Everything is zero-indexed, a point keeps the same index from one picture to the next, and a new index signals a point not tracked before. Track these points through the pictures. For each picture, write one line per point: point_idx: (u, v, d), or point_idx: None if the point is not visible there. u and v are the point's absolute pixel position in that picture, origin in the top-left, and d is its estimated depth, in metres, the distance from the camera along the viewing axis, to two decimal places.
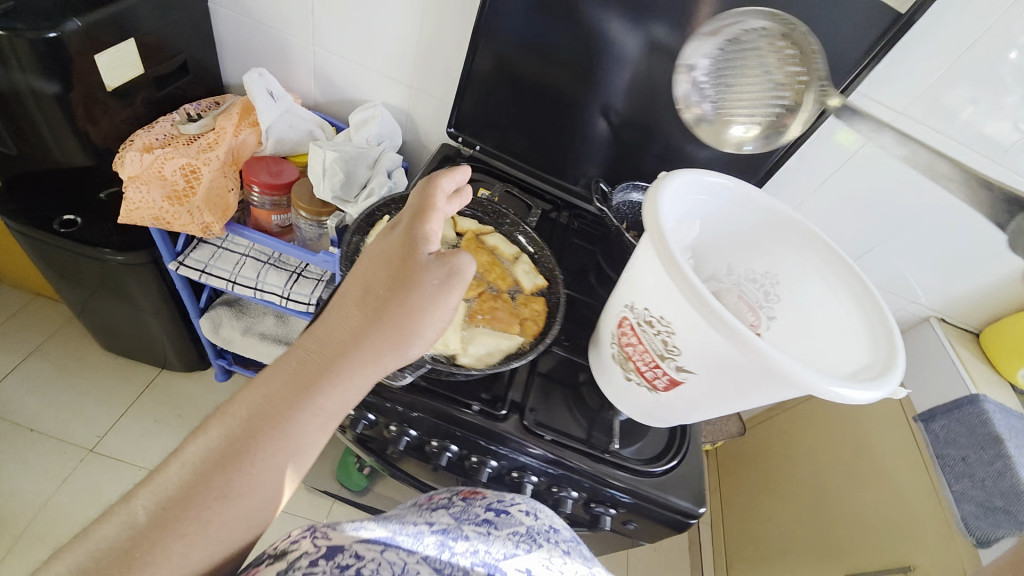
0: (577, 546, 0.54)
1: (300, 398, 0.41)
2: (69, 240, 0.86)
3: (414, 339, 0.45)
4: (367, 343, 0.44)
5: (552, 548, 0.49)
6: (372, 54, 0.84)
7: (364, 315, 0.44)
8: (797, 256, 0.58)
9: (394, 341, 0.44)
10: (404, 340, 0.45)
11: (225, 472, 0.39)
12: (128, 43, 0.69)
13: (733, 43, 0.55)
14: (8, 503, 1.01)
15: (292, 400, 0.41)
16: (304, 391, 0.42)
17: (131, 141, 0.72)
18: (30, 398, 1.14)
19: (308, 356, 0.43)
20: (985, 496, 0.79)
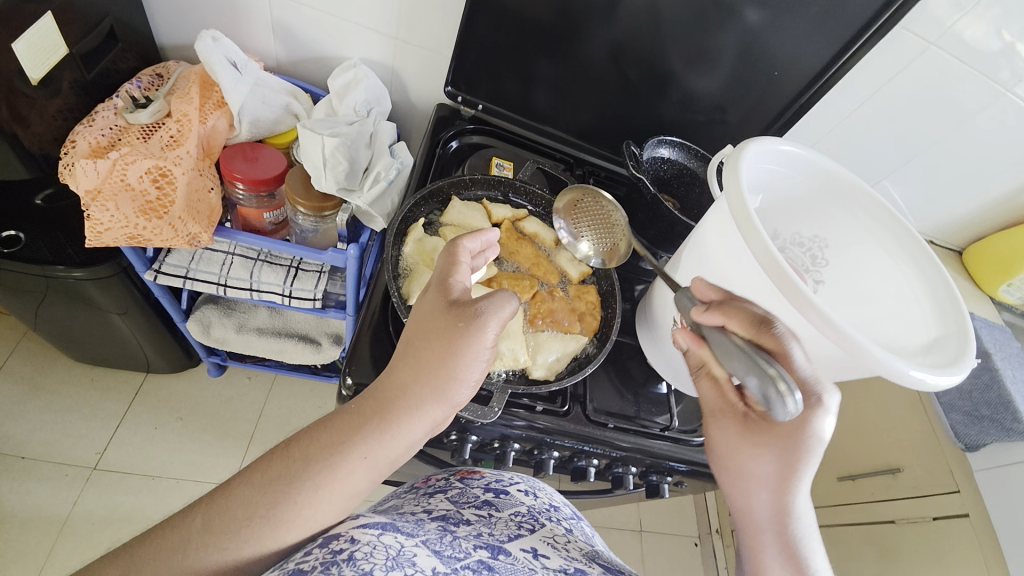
0: (576, 521, 0.55)
1: (359, 439, 0.41)
2: (13, 260, 0.73)
3: (456, 382, 0.44)
4: (413, 385, 0.43)
5: (555, 527, 0.50)
6: (346, 2, 0.70)
7: (409, 357, 0.44)
8: (853, 221, 0.57)
9: (438, 384, 0.43)
10: (447, 383, 0.43)
11: (280, 502, 0.39)
12: (46, 17, 0.53)
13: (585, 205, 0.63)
14: (21, 534, 0.96)
15: (345, 436, 0.41)
16: (358, 428, 0.42)
17: (70, 142, 0.59)
18: (7, 425, 1.04)
19: (371, 398, 0.44)
20: (972, 406, 0.81)
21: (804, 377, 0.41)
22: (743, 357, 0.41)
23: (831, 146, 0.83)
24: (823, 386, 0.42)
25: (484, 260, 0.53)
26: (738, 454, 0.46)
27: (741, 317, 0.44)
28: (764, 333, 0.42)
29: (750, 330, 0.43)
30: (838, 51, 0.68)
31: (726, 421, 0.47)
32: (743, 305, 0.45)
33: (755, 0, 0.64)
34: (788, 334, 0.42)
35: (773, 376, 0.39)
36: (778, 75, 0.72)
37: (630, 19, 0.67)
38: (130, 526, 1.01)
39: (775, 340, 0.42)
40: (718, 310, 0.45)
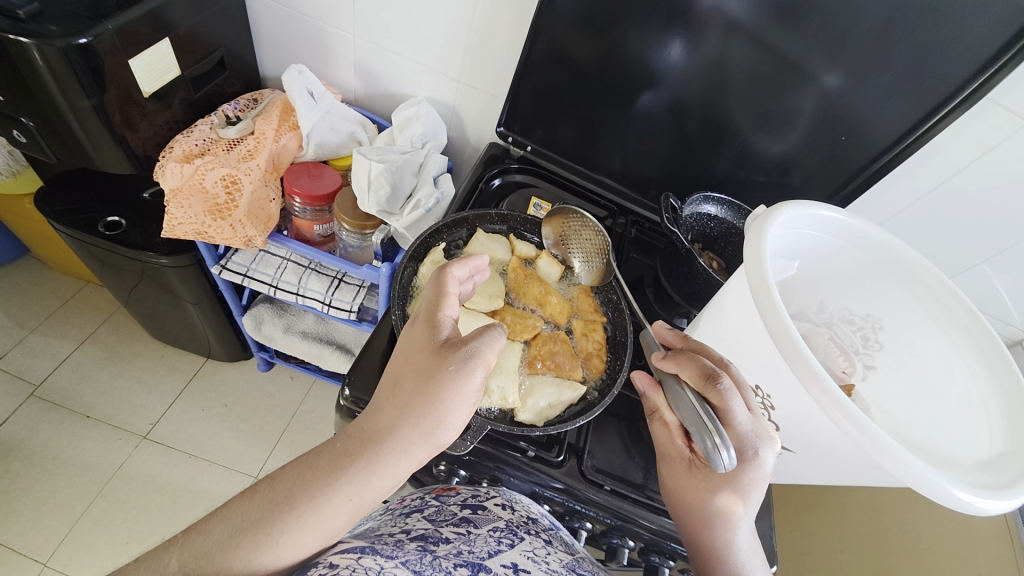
0: (555, 531, 0.53)
1: (341, 480, 0.41)
2: (114, 241, 0.86)
3: (444, 424, 0.43)
4: (400, 425, 0.43)
5: (534, 540, 0.48)
6: (415, 46, 0.77)
7: (398, 398, 0.44)
8: (913, 302, 0.50)
9: (425, 424, 0.43)
10: (435, 425, 0.43)
11: (258, 543, 0.38)
12: (162, 43, 0.65)
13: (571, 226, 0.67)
14: (71, 485, 1.06)
15: (326, 477, 0.41)
16: (340, 468, 0.41)
17: (169, 149, 0.69)
18: (86, 384, 1.18)
19: (353, 437, 0.43)
20: None
21: (742, 432, 0.40)
22: (690, 411, 0.41)
23: (910, 219, 0.74)
24: (762, 438, 0.41)
25: (472, 285, 0.54)
26: (685, 495, 0.47)
27: (692, 369, 0.43)
28: (710, 389, 0.41)
29: (699, 382, 0.42)
30: (917, 119, 0.63)
31: (675, 465, 0.49)
32: (697, 355, 0.43)
33: (820, 63, 0.61)
34: (734, 390, 0.41)
35: (712, 435, 0.39)
36: (847, 139, 0.67)
37: (680, 75, 0.67)
38: (160, 498, 1.09)
39: (719, 397, 0.40)
40: (672, 359, 0.45)
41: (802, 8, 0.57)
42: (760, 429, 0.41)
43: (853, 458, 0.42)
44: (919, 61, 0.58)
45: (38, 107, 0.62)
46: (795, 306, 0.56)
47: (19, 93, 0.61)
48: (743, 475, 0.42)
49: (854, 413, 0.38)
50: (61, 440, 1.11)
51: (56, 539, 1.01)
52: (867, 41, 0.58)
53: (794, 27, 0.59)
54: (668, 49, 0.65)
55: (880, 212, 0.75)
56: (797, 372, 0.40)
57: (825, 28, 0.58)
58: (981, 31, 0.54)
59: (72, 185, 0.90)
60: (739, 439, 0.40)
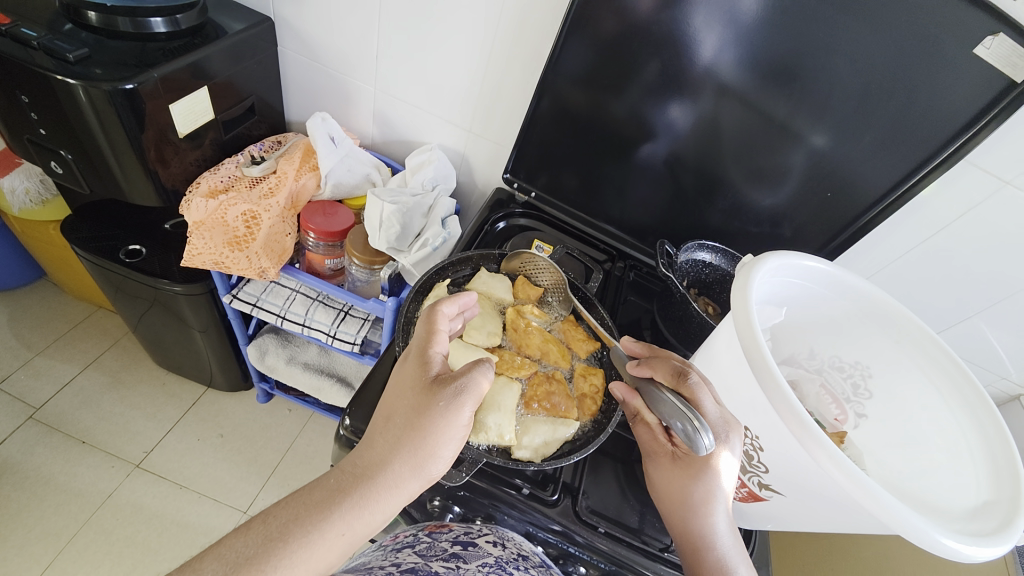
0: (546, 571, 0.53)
1: (333, 515, 0.42)
2: (133, 268, 0.89)
3: (434, 457, 0.45)
4: (392, 460, 0.44)
5: None
6: (431, 99, 0.84)
7: (391, 432, 0.45)
8: (899, 350, 0.51)
9: (415, 458, 0.44)
10: (426, 459, 0.45)
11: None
12: (200, 90, 0.71)
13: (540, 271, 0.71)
14: (58, 513, 1.04)
15: (318, 513, 0.41)
16: (332, 503, 0.42)
17: (196, 184, 0.74)
18: (85, 409, 1.18)
19: (345, 473, 0.45)
20: None
21: (713, 420, 0.44)
22: (666, 403, 0.46)
23: (900, 272, 0.77)
24: (731, 426, 0.45)
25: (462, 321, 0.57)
26: (672, 487, 0.49)
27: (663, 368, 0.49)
28: (682, 384, 0.46)
29: (672, 380, 0.48)
30: (900, 177, 0.67)
31: (659, 460, 0.51)
32: (666, 358, 0.50)
33: (805, 126, 0.66)
34: (702, 383, 0.46)
35: (690, 420, 0.43)
36: (834, 195, 0.71)
37: (675, 132, 0.73)
38: (146, 530, 1.06)
39: (690, 389, 0.46)
40: (645, 364, 0.51)
41: (790, 74, 0.63)
42: (729, 418, 0.45)
43: (841, 504, 0.43)
44: (898, 126, 0.63)
45: (79, 143, 0.67)
46: (786, 352, 0.59)
47: (65, 130, 0.66)
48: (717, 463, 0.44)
49: (846, 463, 0.39)
50: (54, 465, 1.10)
51: (36, 569, 0.98)
52: (849, 107, 0.63)
53: (782, 91, 0.64)
54: (664, 108, 0.71)
55: (871, 263, 0.78)
56: (783, 417, 0.41)
57: (809, 94, 0.64)
58: (953, 101, 0.59)
59: (97, 214, 0.94)
60: (712, 427, 0.44)
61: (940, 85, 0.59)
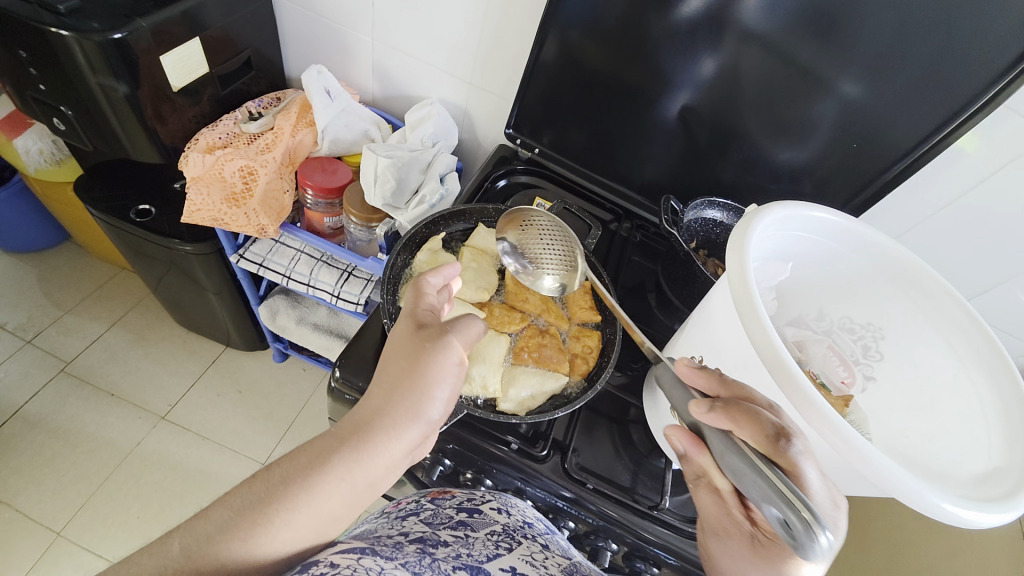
0: (550, 537, 0.52)
1: (335, 463, 0.42)
2: (144, 228, 0.91)
3: (429, 399, 0.45)
4: (389, 406, 0.44)
5: (532, 545, 0.48)
6: (430, 50, 0.80)
7: (385, 383, 0.45)
8: (916, 312, 0.48)
9: (413, 401, 0.44)
10: (422, 399, 0.44)
11: (252, 520, 0.38)
12: (194, 42, 0.70)
13: (532, 236, 0.59)
14: (91, 459, 1.12)
15: (319, 461, 0.42)
16: (332, 451, 0.42)
17: (195, 140, 0.73)
18: (113, 364, 1.25)
19: (348, 427, 0.44)
20: None
21: (818, 501, 0.35)
22: (756, 480, 0.36)
23: (927, 231, 0.71)
24: (836, 505, 0.36)
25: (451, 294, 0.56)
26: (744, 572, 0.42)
27: (754, 427, 0.37)
28: (781, 452, 0.36)
29: (766, 444, 0.37)
30: (934, 125, 0.61)
31: (734, 539, 0.43)
32: (755, 411, 0.38)
33: (830, 68, 0.60)
34: (806, 452, 0.36)
35: (799, 511, 0.33)
36: (858, 147, 0.66)
37: (686, 77, 0.67)
38: (171, 477, 1.13)
39: (790, 460, 0.36)
40: (724, 413, 0.39)
41: (830, 19, 0.57)
42: (834, 495, 0.37)
43: (834, 465, 0.41)
44: (932, 66, 0.56)
45: (76, 97, 0.67)
46: (793, 313, 0.56)
47: (62, 84, 0.66)
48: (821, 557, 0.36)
49: (836, 420, 0.37)
50: (86, 416, 1.17)
51: (73, 509, 1.06)
52: (878, 46, 0.57)
53: (803, 28, 0.59)
54: (675, 51, 0.65)
55: (894, 222, 0.73)
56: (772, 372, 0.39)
57: (835, 31, 0.58)
58: (1000, 34, 0.53)
59: (109, 174, 0.96)
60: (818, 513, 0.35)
61: (984, 16, 0.52)
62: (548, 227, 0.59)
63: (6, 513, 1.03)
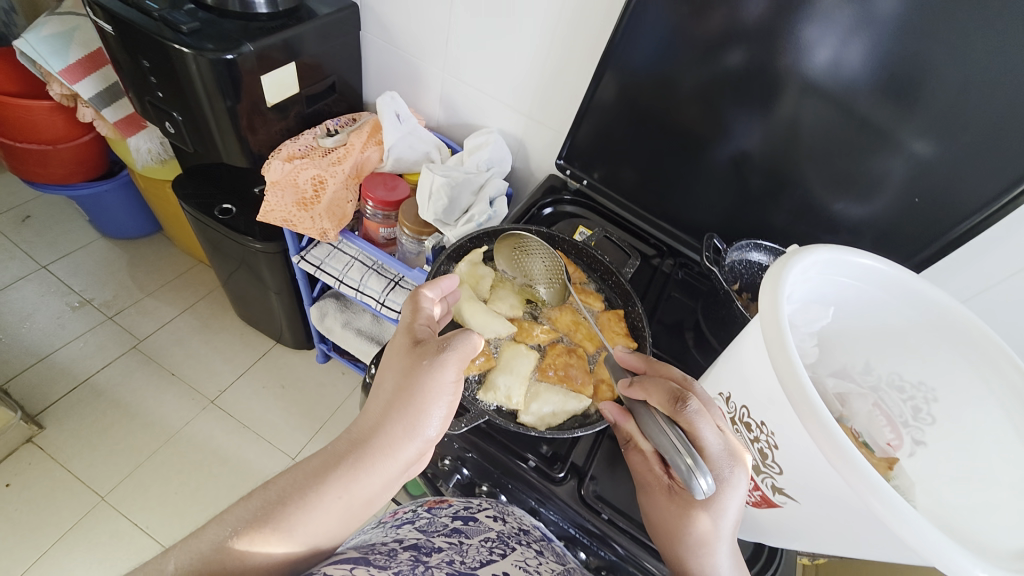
0: (547, 543, 0.55)
1: (331, 480, 0.45)
2: (223, 224, 1.01)
3: (425, 415, 0.49)
4: (386, 423, 0.48)
5: (526, 552, 0.50)
6: (495, 83, 0.86)
7: (385, 398, 0.50)
8: (973, 376, 0.44)
9: (408, 418, 0.48)
10: (418, 416, 0.48)
11: (251, 536, 0.41)
12: (290, 66, 0.79)
13: (524, 255, 0.67)
14: (146, 432, 1.21)
15: (318, 478, 0.45)
16: (331, 468, 0.46)
17: (278, 150, 0.82)
18: (178, 347, 1.36)
19: (345, 447, 0.48)
20: None
21: (714, 452, 0.41)
22: (664, 436, 0.42)
23: (1000, 298, 0.67)
24: (737, 459, 0.41)
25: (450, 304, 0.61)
26: (667, 523, 0.45)
27: (660, 393, 0.44)
28: (680, 412, 0.42)
29: (668, 406, 0.43)
30: (1007, 185, 0.58)
31: (655, 494, 0.47)
32: (661, 380, 0.45)
33: (892, 120, 0.59)
34: (702, 412, 0.41)
35: (686, 458, 0.40)
36: (921, 202, 0.63)
37: (740, 121, 0.68)
38: (210, 459, 1.20)
39: (688, 419, 0.41)
40: (639, 386, 0.47)
41: (909, 85, 0.57)
42: (733, 449, 0.41)
43: (866, 530, 0.38)
44: (1007, 123, 0.54)
45: (187, 106, 0.77)
46: (837, 363, 0.53)
47: (178, 95, 0.76)
48: (720, 499, 0.41)
49: (873, 477, 0.35)
50: (148, 391, 1.28)
51: (121, 475, 1.14)
52: (945, 102, 0.56)
53: (864, 79, 0.58)
54: (730, 96, 0.67)
55: (961, 284, 0.68)
56: (803, 421, 0.38)
57: (900, 83, 0.57)
58: None
59: (202, 175, 1.08)
60: (711, 461, 0.41)
61: None
62: (537, 249, 0.65)
63: (68, 471, 1.13)
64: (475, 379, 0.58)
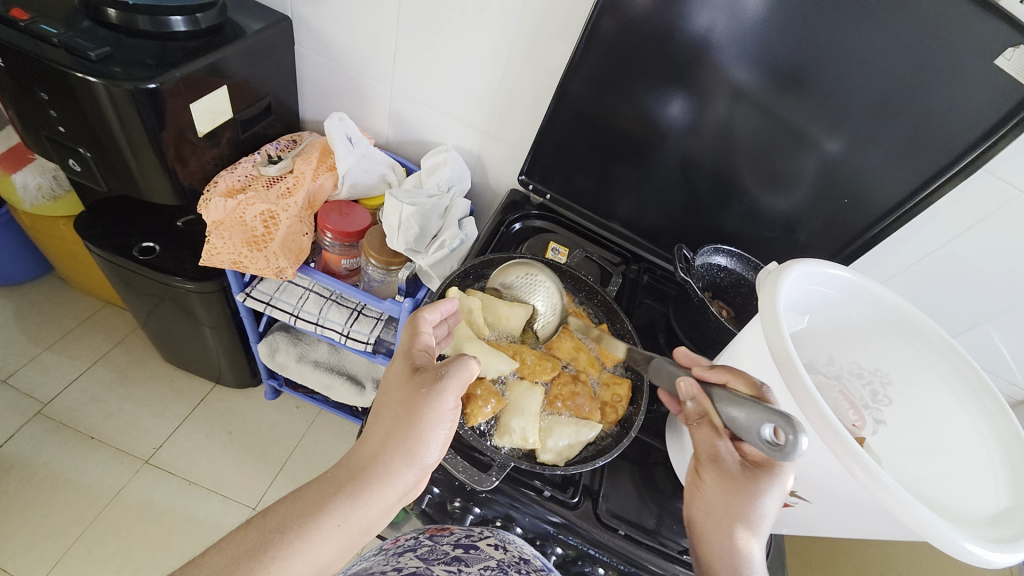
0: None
1: (330, 508, 0.44)
2: (146, 265, 0.89)
3: (423, 444, 0.47)
4: (384, 452, 0.47)
5: None
6: (448, 100, 0.84)
7: (383, 425, 0.48)
8: (921, 362, 0.52)
9: (407, 447, 0.47)
10: (416, 445, 0.47)
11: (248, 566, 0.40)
12: (220, 89, 0.71)
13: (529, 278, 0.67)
14: (69, 509, 1.05)
15: (317, 505, 0.45)
16: (329, 496, 0.45)
17: (214, 183, 0.74)
18: (94, 405, 1.18)
19: (344, 473, 0.47)
20: None
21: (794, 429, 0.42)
22: (754, 404, 0.42)
23: (913, 276, 0.78)
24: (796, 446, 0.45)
25: (450, 326, 0.59)
26: (721, 502, 0.47)
27: (743, 377, 0.47)
28: (764, 392, 0.45)
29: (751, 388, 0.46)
30: (917, 184, 0.67)
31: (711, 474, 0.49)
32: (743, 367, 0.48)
33: (826, 133, 0.67)
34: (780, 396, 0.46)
35: (786, 416, 0.39)
36: (850, 202, 0.72)
37: (695, 135, 0.73)
38: (155, 526, 1.07)
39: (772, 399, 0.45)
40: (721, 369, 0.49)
41: (839, 101, 0.64)
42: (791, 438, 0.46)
43: (868, 508, 0.42)
44: (917, 133, 0.63)
45: (97, 140, 0.66)
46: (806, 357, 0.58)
47: (84, 128, 0.66)
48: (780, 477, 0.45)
49: (870, 464, 0.39)
50: (64, 462, 1.10)
51: (44, 566, 0.98)
52: (867, 115, 0.64)
53: (802, 98, 0.65)
54: (685, 111, 0.71)
55: (883, 267, 0.79)
56: (805, 413, 0.41)
57: (831, 100, 0.64)
58: (976, 108, 0.59)
59: (111, 211, 0.94)
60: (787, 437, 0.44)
61: (960, 94, 0.59)
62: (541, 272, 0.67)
63: None
64: (487, 426, 0.57)
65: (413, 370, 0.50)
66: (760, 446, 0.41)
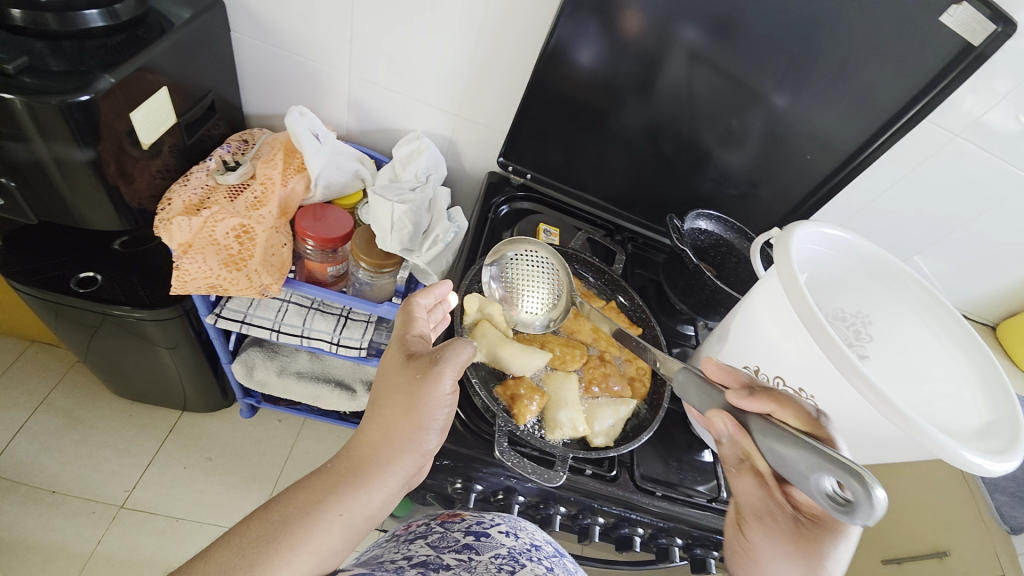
0: (560, 560, 0.52)
1: (333, 496, 0.44)
2: (90, 298, 0.79)
3: (422, 429, 0.47)
4: (385, 441, 0.47)
5: (535, 568, 0.48)
6: (415, 84, 0.79)
7: (380, 413, 0.48)
8: (896, 301, 0.59)
9: (406, 433, 0.47)
10: (417, 431, 0.47)
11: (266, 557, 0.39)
12: (159, 93, 0.63)
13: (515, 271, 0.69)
14: (44, 571, 0.95)
15: (318, 495, 0.44)
16: (330, 485, 0.45)
17: (169, 201, 0.66)
18: (47, 456, 1.06)
19: (343, 461, 0.47)
20: (1016, 485, 0.80)
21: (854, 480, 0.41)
22: (811, 449, 0.39)
23: (866, 219, 0.86)
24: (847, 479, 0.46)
25: (444, 312, 0.59)
26: (785, 555, 0.44)
27: (794, 410, 0.45)
28: (820, 428, 0.44)
29: (805, 423, 0.44)
30: (870, 135, 0.73)
31: (773, 524, 0.45)
32: (792, 397, 0.46)
33: (791, 94, 0.71)
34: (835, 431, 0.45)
35: (852, 469, 0.37)
36: (812, 156, 0.78)
37: (670, 105, 0.74)
38: (148, 570, 1.00)
39: (830, 438, 0.44)
40: (765, 398, 0.46)
41: (804, 63, 0.67)
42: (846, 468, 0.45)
43: (887, 439, 0.48)
44: (870, 90, 0.69)
45: (19, 165, 0.57)
46: None
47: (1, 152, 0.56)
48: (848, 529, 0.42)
49: (896, 404, 0.43)
50: (26, 523, 0.99)
51: None
52: (828, 76, 0.68)
53: (770, 63, 0.68)
54: (661, 82, 0.72)
55: (841, 213, 0.86)
56: (837, 364, 0.45)
57: (795, 63, 0.67)
58: (920, 64, 0.65)
59: (33, 242, 0.82)
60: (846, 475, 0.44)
61: (907, 52, 0.65)
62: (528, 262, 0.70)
63: None
64: (535, 424, 0.59)
65: (408, 357, 0.50)
66: (827, 500, 0.39)
